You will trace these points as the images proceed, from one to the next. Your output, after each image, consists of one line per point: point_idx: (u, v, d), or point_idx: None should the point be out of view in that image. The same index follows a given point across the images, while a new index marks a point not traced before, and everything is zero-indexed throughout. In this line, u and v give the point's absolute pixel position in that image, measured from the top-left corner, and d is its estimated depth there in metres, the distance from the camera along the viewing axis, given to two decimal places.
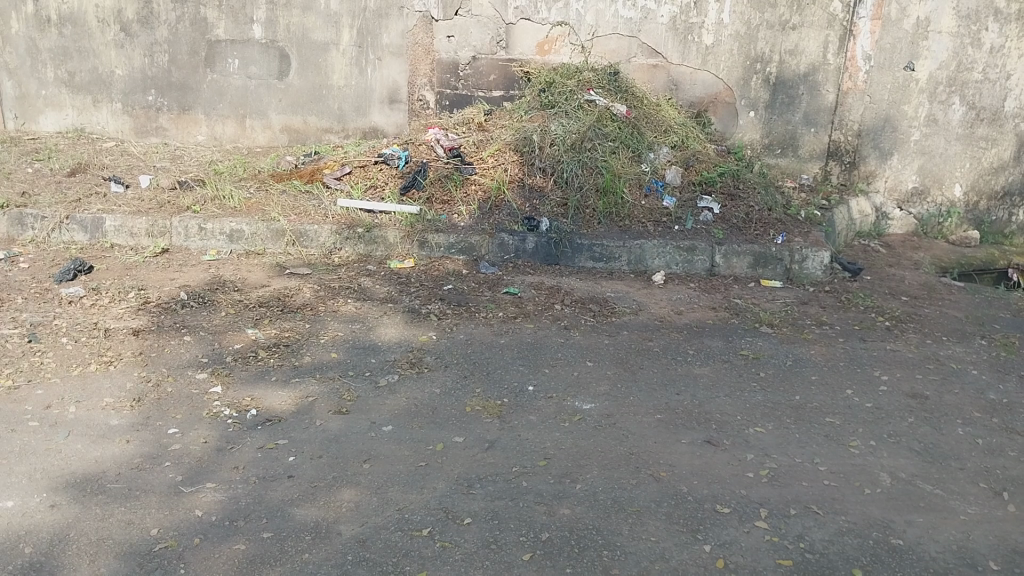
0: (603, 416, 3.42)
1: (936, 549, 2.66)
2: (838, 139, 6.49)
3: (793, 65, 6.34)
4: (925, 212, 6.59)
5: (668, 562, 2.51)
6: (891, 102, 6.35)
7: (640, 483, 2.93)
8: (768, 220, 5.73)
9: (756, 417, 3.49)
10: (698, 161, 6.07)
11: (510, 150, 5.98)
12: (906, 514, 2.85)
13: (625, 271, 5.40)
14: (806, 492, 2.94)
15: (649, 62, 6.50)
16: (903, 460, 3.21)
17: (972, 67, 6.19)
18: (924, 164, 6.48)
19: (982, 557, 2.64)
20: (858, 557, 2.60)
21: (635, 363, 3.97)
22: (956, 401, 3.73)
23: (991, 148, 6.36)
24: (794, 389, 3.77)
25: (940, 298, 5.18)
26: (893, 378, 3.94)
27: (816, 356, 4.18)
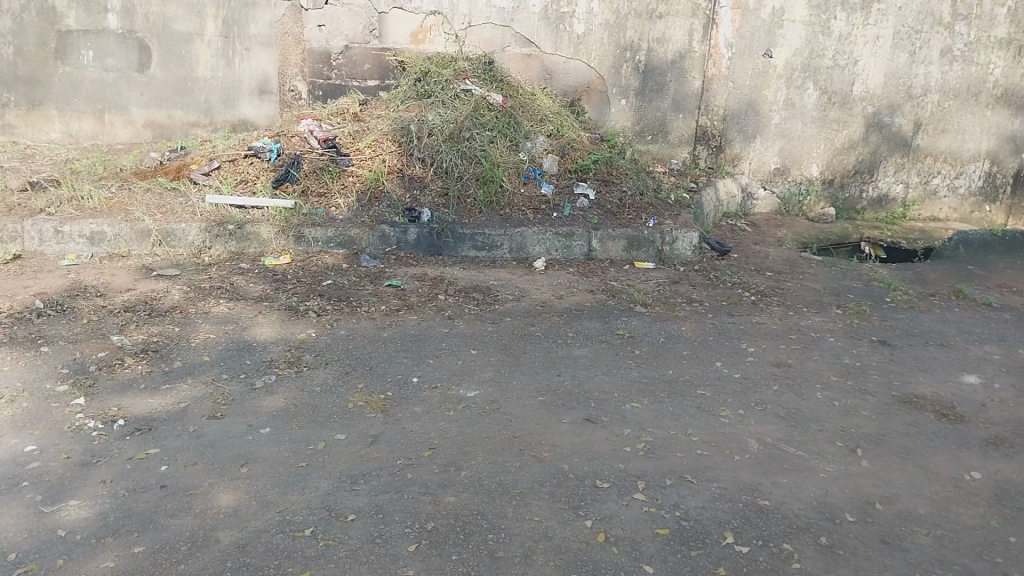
0: (487, 403, 3.45)
1: (799, 507, 2.84)
2: (704, 124, 6.76)
3: (660, 53, 6.55)
4: (786, 191, 6.97)
5: (552, 541, 2.57)
6: (752, 87, 6.67)
7: (523, 466, 2.98)
8: (641, 204, 5.91)
9: (633, 393, 3.61)
10: (574, 149, 6.19)
11: (387, 141, 5.92)
12: (773, 476, 3.02)
13: (506, 258, 5.46)
14: (681, 462, 3.07)
15: (523, 52, 6.57)
16: (769, 426, 3.40)
17: (823, 54, 6.58)
18: (783, 146, 6.85)
19: (840, 511, 2.84)
20: (729, 520, 2.74)
21: (518, 348, 4.02)
22: (815, 367, 3.99)
23: (843, 130, 6.80)
24: (667, 364, 3.93)
25: (800, 272, 5.50)
26: (759, 349, 4.17)
27: (688, 332, 4.36)
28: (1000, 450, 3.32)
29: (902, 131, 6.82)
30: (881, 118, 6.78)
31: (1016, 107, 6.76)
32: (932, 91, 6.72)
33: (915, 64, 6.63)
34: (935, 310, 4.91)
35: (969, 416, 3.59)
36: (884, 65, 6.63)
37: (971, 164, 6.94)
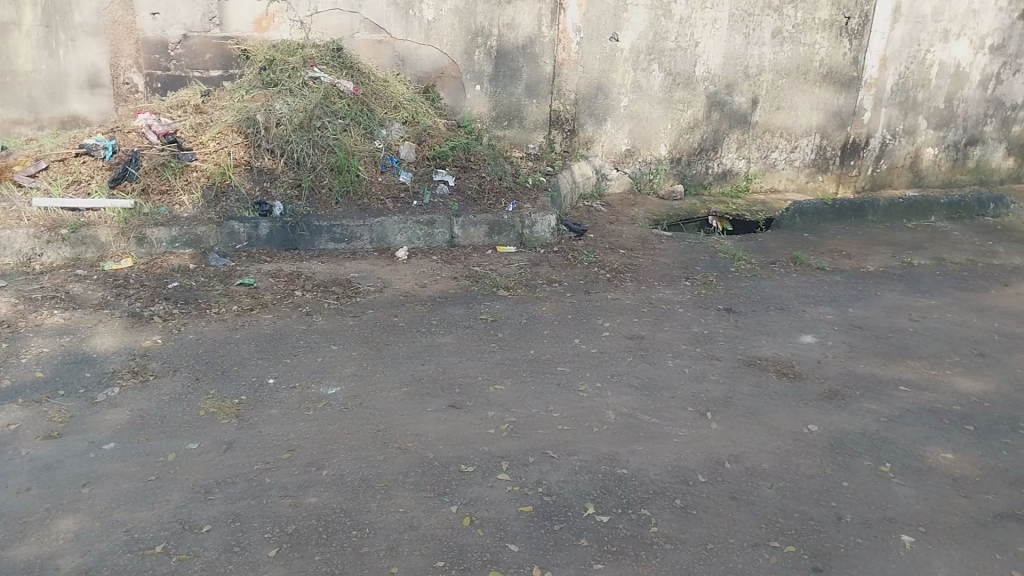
0: (348, 398, 3.39)
1: (655, 472, 2.97)
2: (557, 108, 6.88)
3: (511, 38, 6.60)
4: (638, 171, 7.22)
5: (417, 530, 2.57)
6: (601, 70, 6.85)
7: (387, 458, 2.95)
8: (499, 189, 5.96)
9: (496, 376, 3.65)
10: (430, 135, 6.15)
11: (233, 132, 5.67)
12: (629, 445, 3.14)
13: (366, 249, 5.38)
14: (543, 439, 3.14)
15: (373, 38, 6.45)
16: (625, 397, 3.53)
17: (666, 37, 6.84)
18: (633, 127, 7.08)
19: (692, 472, 3.00)
20: (589, 491, 2.83)
21: (380, 341, 3.97)
22: (667, 337, 4.18)
23: (687, 110, 7.11)
24: (529, 345, 4.00)
25: (652, 248, 5.73)
26: (615, 324, 4.31)
27: (548, 312, 4.45)
28: (833, 402, 3.59)
29: (740, 109, 7.21)
30: (721, 97, 7.13)
31: (840, 85, 7.31)
32: (766, 71, 7.12)
33: (750, 46, 7.01)
34: (776, 276, 5.24)
35: (805, 373, 3.87)
36: (722, 47, 6.97)
37: (804, 138, 7.43)
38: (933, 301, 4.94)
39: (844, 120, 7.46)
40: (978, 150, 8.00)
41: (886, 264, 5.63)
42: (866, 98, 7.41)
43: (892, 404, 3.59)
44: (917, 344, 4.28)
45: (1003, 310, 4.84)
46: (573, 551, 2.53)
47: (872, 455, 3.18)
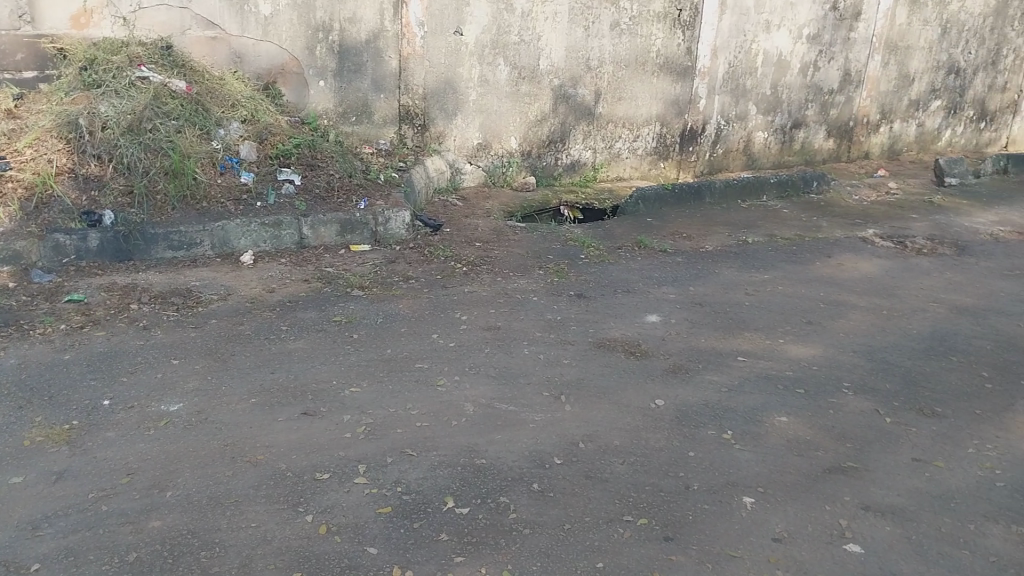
0: (193, 414, 3.23)
1: (512, 459, 3.02)
2: (406, 103, 6.81)
3: (354, 33, 6.47)
4: (490, 164, 7.27)
5: (271, 544, 2.49)
6: (447, 65, 6.83)
7: (237, 473, 2.84)
8: (349, 186, 5.83)
9: (351, 378, 3.58)
10: (272, 134, 5.94)
11: (52, 138, 5.25)
12: (487, 435, 3.17)
13: (209, 255, 5.14)
14: (400, 438, 3.11)
15: (206, 34, 6.15)
16: (483, 388, 3.56)
17: (509, 30, 6.92)
18: (483, 121, 7.12)
19: (549, 456, 3.07)
20: (448, 485, 2.84)
21: (226, 351, 3.80)
22: (522, 326, 4.24)
23: (534, 103, 7.22)
24: (385, 344, 3.95)
25: (506, 239, 5.80)
26: (471, 317, 4.33)
27: (403, 309, 4.42)
28: (678, 377, 3.77)
29: (584, 100, 7.40)
30: (566, 89, 7.30)
31: (676, 74, 7.66)
32: (607, 63, 7.36)
33: (590, 38, 7.22)
34: (624, 261, 5.44)
35: (652, 351, 4.04)
36: (564, 40, 7.13)
37: (646, 127, 7.74)
38: (766, 275, 5.28)
39: (682, 108, 7.83)
40: (802, 132, 8.63)
41: (724, 244, 5.97)
42: (700, 86, 7.80)
43: (731, 374, 3.82)
44: (753, 316, 4.57)
45: (827, 280, 5.24)
46: (432, 546, 2.53)
47: (715, 424, 3.36)
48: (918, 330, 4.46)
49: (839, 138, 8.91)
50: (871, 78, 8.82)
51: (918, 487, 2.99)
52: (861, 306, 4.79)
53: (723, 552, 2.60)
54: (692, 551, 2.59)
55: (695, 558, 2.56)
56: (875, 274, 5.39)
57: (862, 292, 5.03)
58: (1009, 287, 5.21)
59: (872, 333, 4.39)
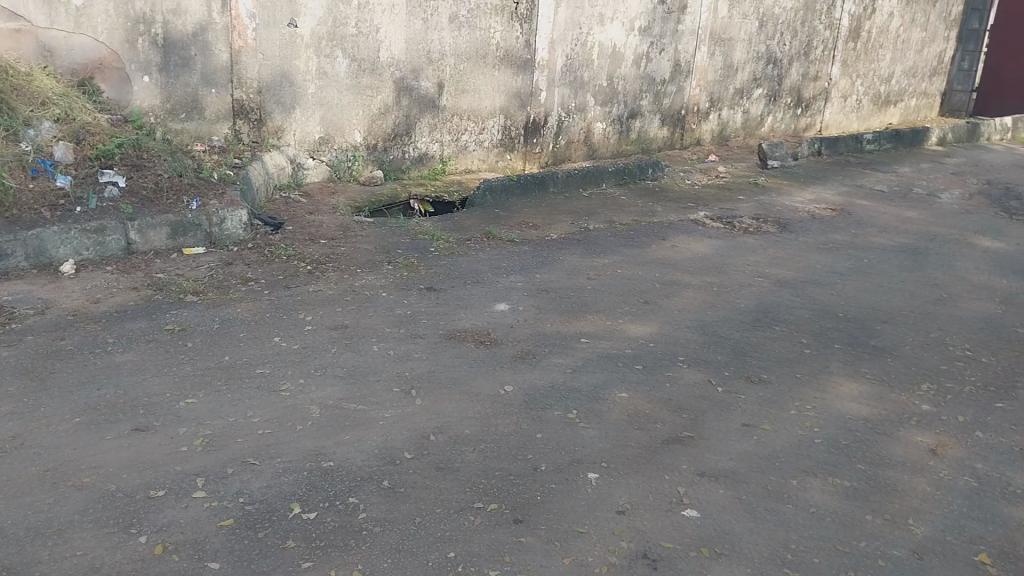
0: (7, 440, 2.97)
1: (361, 459, 2.98)
2: (240, 97, 6.52)
3: (179, 26, 6.12)
4: (334, 159, 7.09)
5: (100, 571, 2.33)
6: (282, 58, 6.60)
7: (60, 499, 2.64)
8: (180, 186, 5.53)
9: (187, 389, 3.41)
10: (90, 133, 5.54)
11: None
12: (335, 436, 3.12)
13: (22, 267, 4.71)
14: (242, 447, 3.00)
15: (8, 27, 5.63)
16: (329, 389, 3.49)
17: (346, 22, 6.77)
18: (324, 115, 6.94)
19: (399, 452, 3.05)
20: (294, 491, 2.76)
21: (46, 369, 3.52)
22: (370, 323, 4.19)
23: (376, 96, 7.11)
24: (224, 351, 3.79)
25: (352, 236, 5.69)
26: (316, 317, 4.23)
27: (243, 313, 4.25)
28: (526, 362, 3.85)
29: (427, 93, 7.37)
30: (408, 82, 7.23)
31: (517, 66, 7.79)
32: (447, 55, 7.37)
33: (429, 30, 7.20)
34: (472, 252, 5.48)
35: (501, 338, 4.11)
36: (403, 32, 7.07)
37: (490, 119, 7.82)
38: (607, 259, 5.48)
39: (524, 99, 7.97)
40: (639, 122, 9.01)
41: (568, 231, 6.14)
42: (540, 78, 7.97)
43: (576, 356, 3.94)
44: (596, 300, 4.73)
45: (663, 261, 5.51)
46: (279, 555, 2.46)
47: (561, 405, 3.47)
48: (745, 304, 4.77)
49: (673, 126, 9.38)
50: (699, 69, 9.32)
51: (746, 450, 3.21)
52: (694, 284, 5.07)
53: (571, 529, 2.68)
54: (541, 531, 2.66)
55: (544, 538, 2.63)
56: (707, 253, 5.73)
57: (695, 271, 5.33)
58: (824, 260, 5.68)
59: (705, 309, 4.66)
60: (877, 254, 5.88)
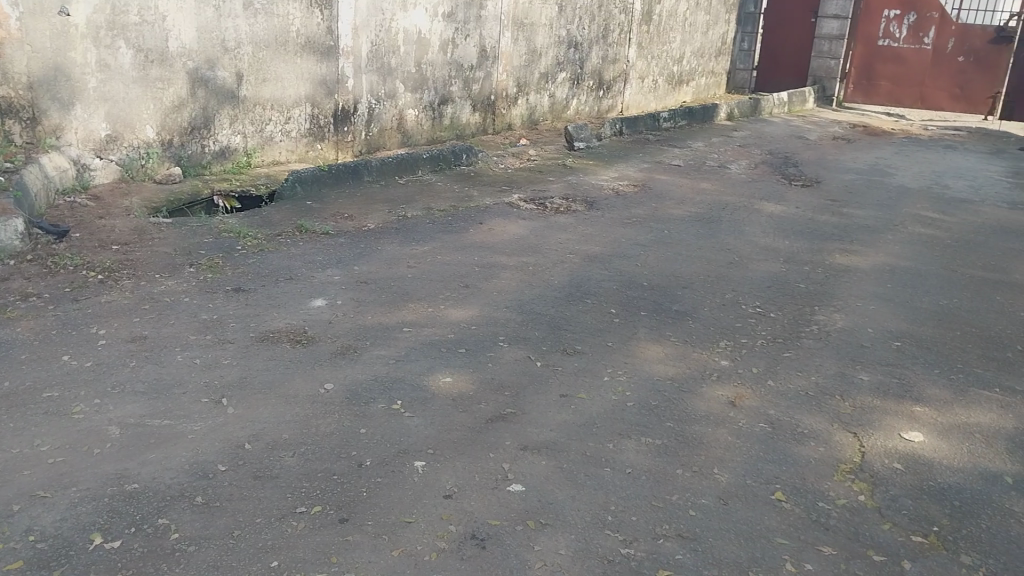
0: None
1: (169, 477, 2.80)
2: (7, 94, 5.77)
3: None
4: (125, 157, 6.52)
5: None
6: (56, 49, 5.92)
7: None
8: None
9: None
10: None
11: None
12: (138, 456, 2.90)
13: None
14: (30, 480, 2.73)
15: None
16: (129, 406, 3.24)
17: (127, 10, 6.21)
18: (109, 111, 6.33)
19: (212, 464, 2.89)
20: (94, 520, 2.55)
21: None
22: (173, 331, 3.93)
23: (168, 88, 6.62)
24: (2, 376, 3.41)
25: (149, 239, 5.30)
26: (110, 330, 3.91)
27: (24, 332, 3.85)
28: (345, 357, 3.77)
29: (225, 84, 6.98)
30: (202, 73, 6.80)
31: (320, 54, 7.56)
32: (244, 44, 7.01)
33: (222, 18, 6.80)
34: (282, 248, 5.28)
35: (318, 335, 3.99)
36: (193, 20, 6.61)
37: (295, 109, 7.54)
38: (424, 247, 5.46)
39: (330, 88, 7.75)
40: (450, 108, 9.03)
41: (384, 220, 6.06)
42: (346, 66, 7.78)
43: (397, 346, 3.90)
44: (415, 288, 4.70)
45: (480, 245, 5.57)
46: None
47: (383, 397, 3.42)
48: (559, 280, 4.93)
49: (484, 111, 9.49)
50: (504, 54, 9.48)
51: (566, 421, 3.32)
52: (511, 265, 5.18)
53: (399, 520, 2.66)
54: (368, 527, 2.62)
55: (371, 533, 2.59)
56: (522, 234, 5.86)
57: (510, 252, 5.43)
58: (630, 234, 5.98)
59: (522, 289, 4.76)
60: (677, 224, 6.27)
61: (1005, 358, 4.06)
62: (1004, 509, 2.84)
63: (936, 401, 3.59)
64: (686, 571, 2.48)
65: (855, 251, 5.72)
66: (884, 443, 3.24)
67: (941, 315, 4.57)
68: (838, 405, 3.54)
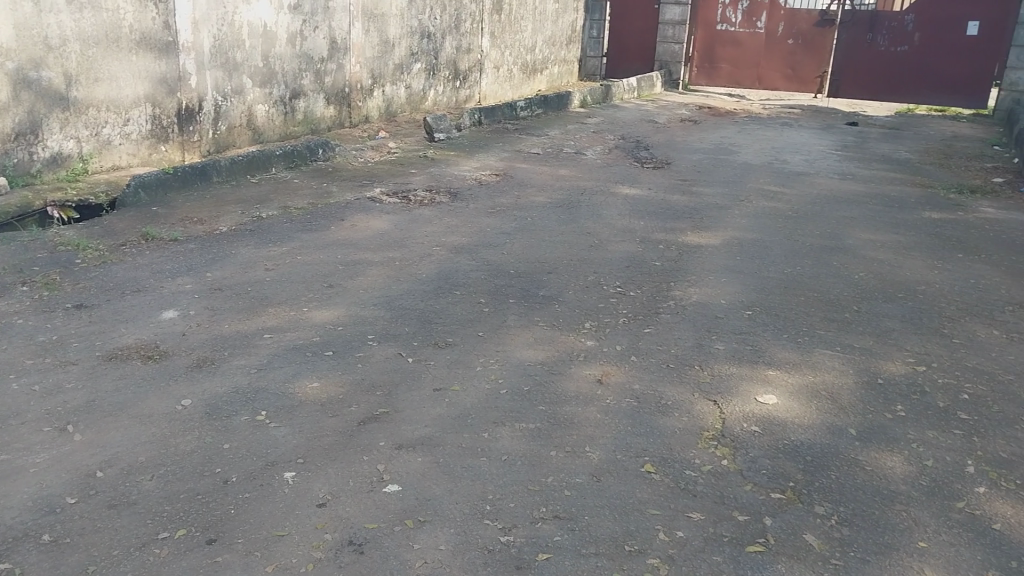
0: None
1: (11, 517, 2.57)
2: None
3: None
4: None
5: None
6: None
7: None
8: None
9: None
10: None
11: None
12: None
13: None
14: None
15: None
16: None
17: None
18: None
19: (61, 498, 2.68)
20: None
21: None
22: (7, 357, 3.61)
23: None
24: None
25: None
26: None
27: None
28: (203, 370, 3.59)
29: (53, 85, 6.36)
30: (26, 74, 6.14)
31: (158, 51, 7.11)
32: (71, 41, 6.41)
33: (42, 14, 6.16)
34: (127, 258, 4.96)
35: (172, 349, 3.77)
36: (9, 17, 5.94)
37: (134, 109, 7.04)
38: (284, 247, 5.28)
39: (171, 86, 7.30)
40: (302, 102, 8.76)
41: (238, 222, 5.80)
42: (187, 62, 7.37)
43: (259, 354, 3.75)
44: (276, 291, 4.54)
45: (342, 242, 5.45)
46: None
47: (247, 409, 3.28)
48: (426, 273, 4.89)
49: (339, 104, 9.27)
50: (356, 46, 9.29)
51: (439, 414, 3.30)
52: (376, 261, 5.08)
53: (270, 535, 2.56)
54: (238, 545, 2.50)
55: (242, 551, 2.48)
56: (384, 229, 5.77)
57: (374, 248, 5.33)
58: (493, 223, 6.01)
59: (388, 284, 4.69)
60: (539, 211, 6.36)
61: (843, 319, 4.37)
62: (850, 459, 3.07)
63: (786, 364, 3.83)
64: (565, 551, 2.53)
65: (707, 228, 5.99)
66: (742, 408, 3.42)
67: (786, 283, 4.87)
68: (698, 374, 3.71)
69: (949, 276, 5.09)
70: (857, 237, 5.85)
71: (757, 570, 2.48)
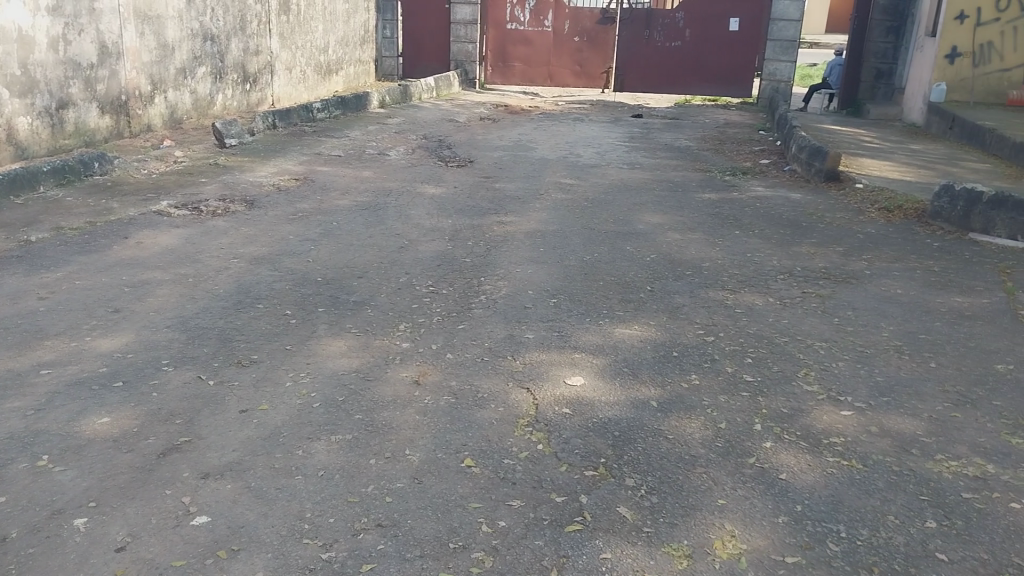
0: None
1: None
2: None
3: None
4: None
5: None
6: None
7: None
8: None
9: None
10: None
11: None
12: None
13: None
14: None
15: None
16: None
17: None
18: None
19: None
20: None
21: None
22: None
23: None
24: None
25: None
26: None
27: None
28: None
29: None
30: None
31: None
32: None
33: None
34: None
35: None
36: None
37: None
38: (58, 272, 4.80)
39: None
40: (72, 112, 7.97)
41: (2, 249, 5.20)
42: None
43: (36, 394, 3.38)
44: (51, 321, 4.12)
45: (127, 262, 5.03)
46: None
47: (25, 455, 2.95)
48: (223, 288, 4.63)
49: (115, 114, 8.56)
50: (130, 50, 8.62)
51: (248, 437, 3.14)
52: (166, 279, 4.75)
53: None
54: None
55: None
56: (174, 244, 5.40)
57: (164, 266, 4.97)
58: (295, 229, 5.81)
59: (181, 304, 4.40)
60: (343, 215, 6.22)
61: (639, 298, 4.65)
62: (653, 429, 3.26)
63: (591, 347, 4.00)
64: (389, 559, 2.49)
65: (511, 221, 6.15)
66: (553, 392, 3.54)
67: (586, 269, 5.10)
68: (511, 364, 3.79)
69: (727, 252, 5.55)
70: (646, 222, 6.23)
71: (577, 547, 2.58)
